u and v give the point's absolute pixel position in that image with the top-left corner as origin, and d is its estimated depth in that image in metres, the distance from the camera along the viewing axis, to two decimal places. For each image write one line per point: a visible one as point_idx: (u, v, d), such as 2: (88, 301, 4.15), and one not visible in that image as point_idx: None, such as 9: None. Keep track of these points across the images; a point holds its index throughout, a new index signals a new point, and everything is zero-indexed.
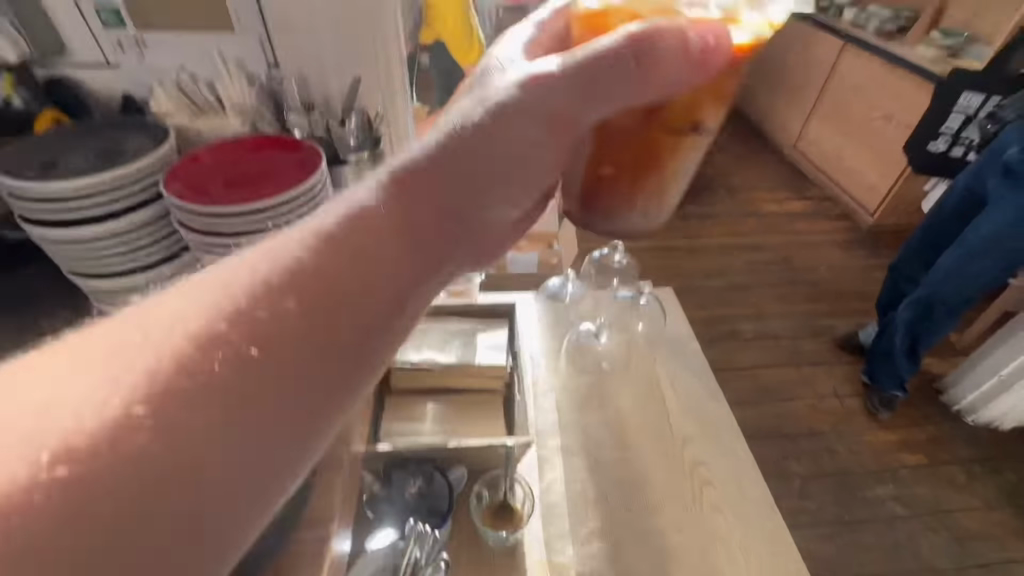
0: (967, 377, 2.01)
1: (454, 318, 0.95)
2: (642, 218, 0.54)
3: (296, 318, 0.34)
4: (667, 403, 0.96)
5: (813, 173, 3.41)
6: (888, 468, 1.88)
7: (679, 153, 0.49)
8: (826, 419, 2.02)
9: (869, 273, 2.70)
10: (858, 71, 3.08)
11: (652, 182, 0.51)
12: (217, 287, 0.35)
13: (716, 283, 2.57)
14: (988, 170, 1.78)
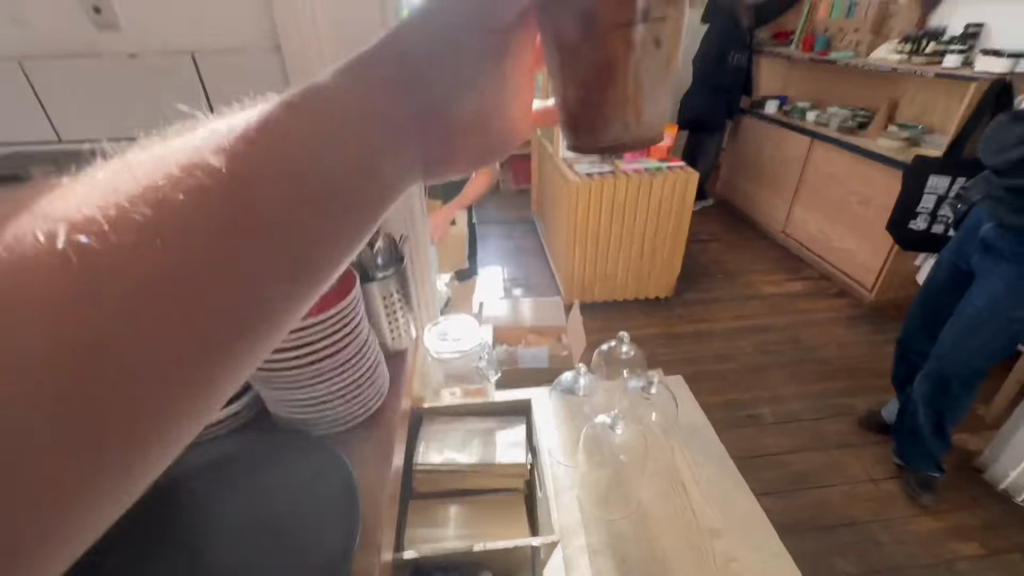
0: (1004, 452, 1.93)
1: (473, 418, 0.99)
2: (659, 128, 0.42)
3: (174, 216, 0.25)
4: (690, 495, 0.95)
5: (806, 255, 3.56)
6: (943, 559, 1.74)
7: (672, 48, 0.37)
8: (865, 506, 1.91)
9: (880, 348, 2.71)
10: (829, 163, 3.35)
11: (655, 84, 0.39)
12: (114, 174, 0.27)
13: (727, 366, 2.58)
14: (969, 245, 1.88)
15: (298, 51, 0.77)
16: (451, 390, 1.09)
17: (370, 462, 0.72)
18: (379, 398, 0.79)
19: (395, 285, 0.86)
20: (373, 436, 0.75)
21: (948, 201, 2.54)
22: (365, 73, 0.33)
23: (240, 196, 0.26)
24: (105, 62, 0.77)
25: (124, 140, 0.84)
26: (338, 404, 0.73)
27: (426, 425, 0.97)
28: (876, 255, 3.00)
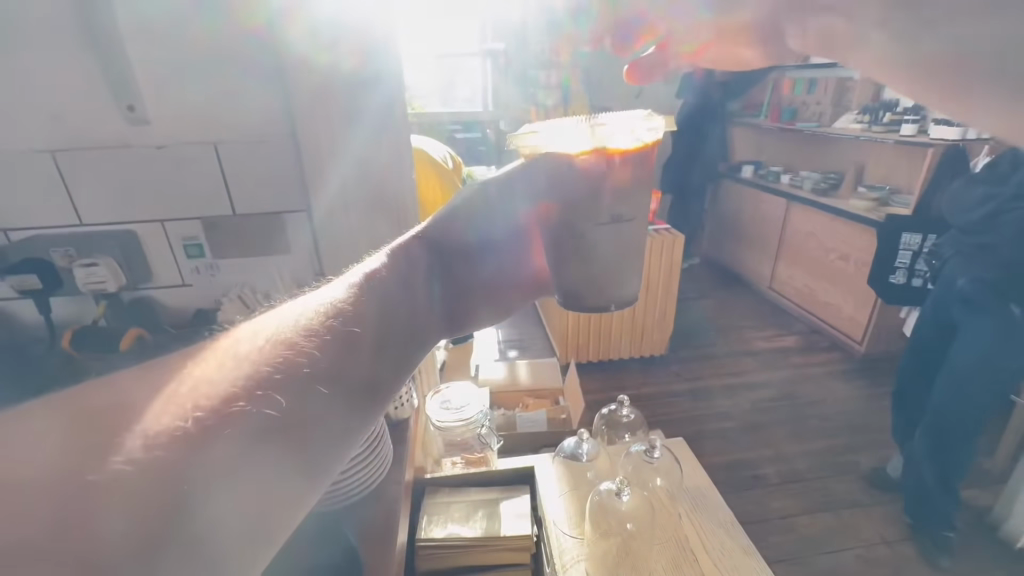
0: (1015, 508, 1.89)
1: (476, 488, 0.98)
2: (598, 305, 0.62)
3: (289, 389, 0.37)
4: (701, 565, 0.92)
5: (794, 310, 3.64)
6: None
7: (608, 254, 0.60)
8: (883, 572, 1.83)
9: (877, 401, 2.71)
10: (806, 221, 3.52)
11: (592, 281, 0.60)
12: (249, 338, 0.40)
13: (728, 424, 2.56)
14: (947, 298, 1.95)
15: (314, 144, 0.85)
16: (453, 459, 1.08)
17: (375, 542, 0.70)
18: (383, 472, 0.78)
19: None
20: (377, 512, 0.74)
21: (923, 256, 2.66)
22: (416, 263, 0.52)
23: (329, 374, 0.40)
24: (134, 152, 0.83)
25: (143, 222, 0.88)
26: (346, 478, 0.72)
27: (429, 498, 0.95)
28: (861, 309, 3.08)
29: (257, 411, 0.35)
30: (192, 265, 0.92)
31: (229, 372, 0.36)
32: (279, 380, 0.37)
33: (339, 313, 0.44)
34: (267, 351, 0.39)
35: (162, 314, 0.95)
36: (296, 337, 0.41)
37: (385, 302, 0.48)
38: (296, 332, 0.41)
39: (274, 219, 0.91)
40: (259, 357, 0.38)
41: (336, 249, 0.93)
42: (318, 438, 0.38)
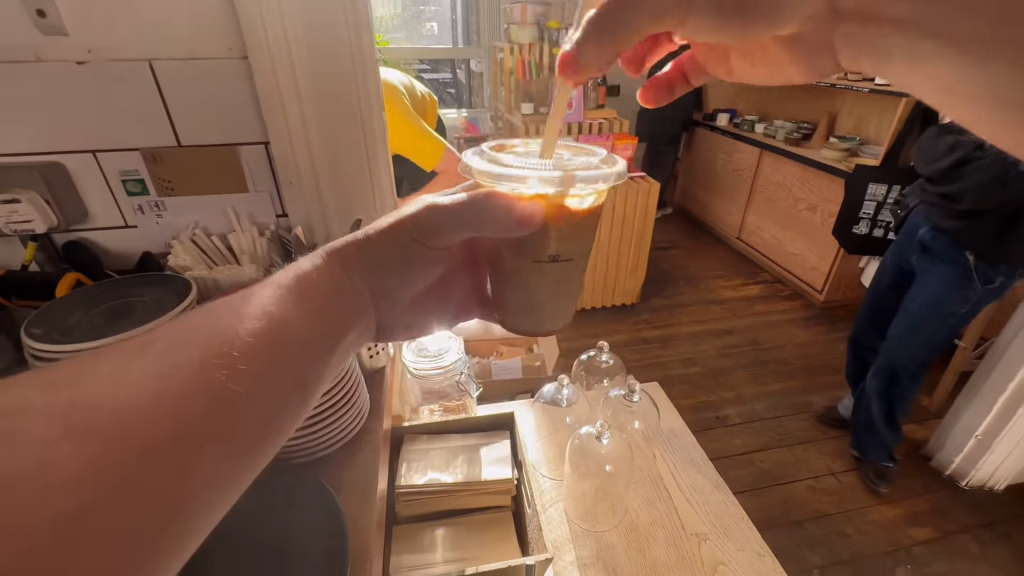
0: (948, 441, 2.07)
1: (456, 435, 0.96)
2: (526, 321, 0.71)
3: (218, 391, 0.39)
4: (674, 499, 0.96)
5: (760, 260, 3.74)
6: (904, 547, 1.83)
7: (547, 274, 0.66)
8: (829, 500, 1.99)
9: (832, 345, 2.86)
10: (778, 171, 3.54)
11: (529, 300, 0.69)
12: (185, 339, 0.41)
13: (694, 369, 2.66)
14: (907, 248, 2.01)
15: (270, 74, 0.75)
16: (431, 407, 1.07)
17: (355, 491, 0.68)
18: (360, 421, 0.75)
19: None
20: (356, 464, 0.72)
21: (887, 206, 2.73)
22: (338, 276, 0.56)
23: (251, 381, 0.42)
24: (51, 68, 0.71)
25: (72, 153, 0.78)
26: (321, 428, 0.69)
27: (407, 446, 0.93)
28: (824, 258, 3.18)
29: (175, 419, 0.36)
30: (134, 203, 0.83)
31: (178, 373, 0.38)
32: (206, 386, 0.39)
33: (261, 324, 0.46)
34: (204, 351, 0.41)
35: (103, 258, 0.87)
36: (218, 348, 0.42)
37: (306, 311, 0.50)
38: (220, 342, 0.42)
39: (228, 152, 0.82)
40: (183, 364, 0.39)
41: (296, 189, 0.85)
42: (257, 427, 0.41)
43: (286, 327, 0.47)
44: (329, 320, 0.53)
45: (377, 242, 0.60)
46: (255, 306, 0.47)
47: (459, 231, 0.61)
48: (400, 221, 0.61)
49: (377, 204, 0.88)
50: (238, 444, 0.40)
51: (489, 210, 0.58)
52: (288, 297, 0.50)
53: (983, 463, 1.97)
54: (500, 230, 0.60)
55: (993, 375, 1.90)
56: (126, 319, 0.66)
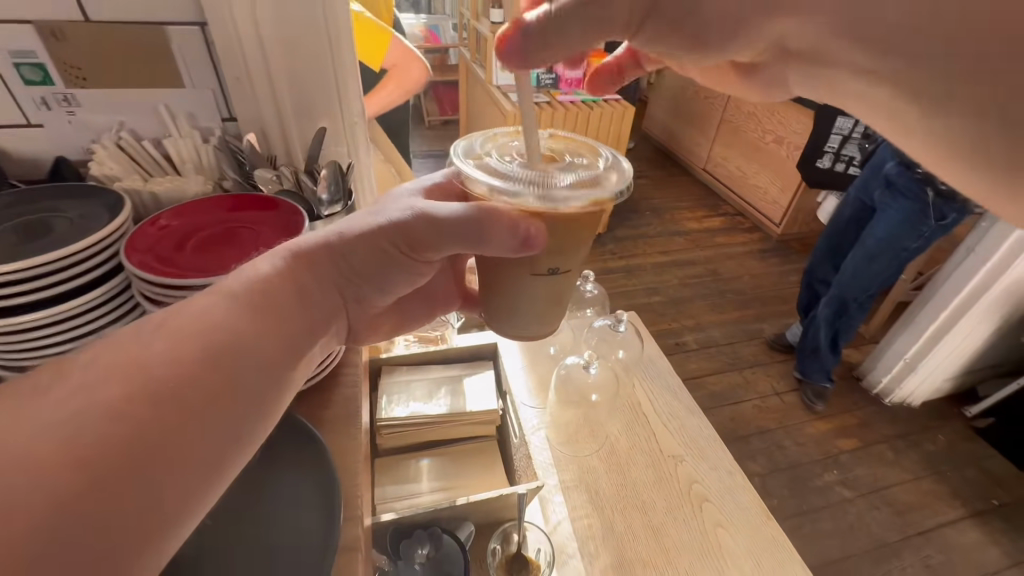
0: (879, 364, 2.26)
1: (437, 365, 0.93)
2: (512, 330, 0.68)
3: (148, 420, 0.34)
4: (651, 423, 0.99)
5: (723, 192, 3.77)
6: (833, 455, 2.04)
7: (543, 285, 0.62)
8: (772, 417, 2.17)
9: (785, 276, 2.99)
10: (749, 100, 3.47)
11: (519, 313, 0.65)
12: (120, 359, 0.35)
13: (657, 299, 2.72)
14: (872, 182, 2.05)
15: None
16: (405, 339, 0.99)
17: (337, 422, 0.64)
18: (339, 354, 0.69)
19: None
20: (335, 397, 0.66)
21: (852, 140, 2.69)
22: (308, 275, 0.48)
23: (192, 402, 0.36)
24: None
25: None
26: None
27: (386, 377, 0.89)
28: (785, 192, 3.24)
29: (91, 451, 0.31)
30: (34, 95, 0.66)
31: (121, 375, 0.34)
32: (139, 416, 0.33)
33: (211, 336, 0.39)
34: (164, 349, 0.37)
35: (3, 163, 0.71)
36: (149, 360, 0.36)
37: (272, 318, 0.43)
38: (156, 363, 0.36)
39: (155, 36, 0.66)
40: (106, 387, 0.34)
41: (243, 85, 0.71)
42: (212, 447, 0.37)
43: (239, 337, 0.40)
44: (302, 327, 0.46)
45: (355, 249, 0.50)
46: (200, 316, 0.40)
47: (451, 245, 0.53)
48: (379, 231, 0.51)
49: (344, 105, 0.75)
50: (205, 460, 0.36)
51: (491, 229, 0.52)
52: (244, 303, 0.42)
53: (906, 383, 2.17)
54: (502, 248, 0.53)
55: (929, 305, 2.03)
56: (39, 242, 0.54)
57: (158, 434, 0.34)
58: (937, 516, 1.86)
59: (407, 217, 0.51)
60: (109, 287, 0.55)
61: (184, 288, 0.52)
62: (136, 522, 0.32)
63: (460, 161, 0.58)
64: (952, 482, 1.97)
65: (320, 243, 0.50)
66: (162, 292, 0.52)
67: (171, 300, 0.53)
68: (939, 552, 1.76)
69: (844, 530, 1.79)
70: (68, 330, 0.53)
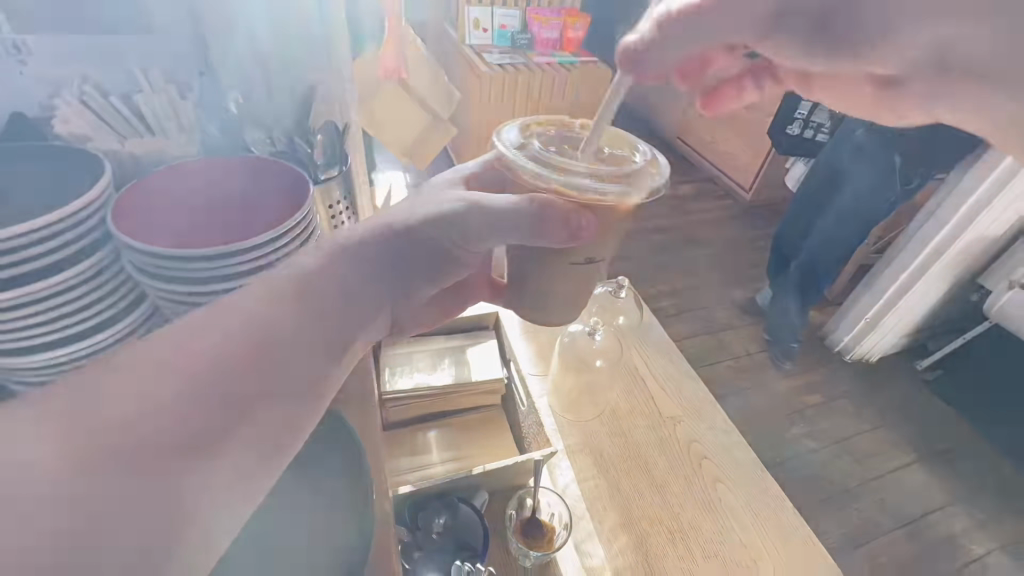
0: (841, 324, 2.38)
1: (438, 336, 0.90)
2: (543, 322, 0.67)
3: (193, 421, 0.33)
4: (650, 387, 1.01)
5: (696, 159, 3.79)
6: (799, 411, 2.14)
7: (579, 279, 0.62)
8: (744, 377, 2.26)
9: (755, 242, 3.07)
10: None
11: (552, 307, 0.65)
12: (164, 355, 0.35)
13: (634, 266, 2.75)
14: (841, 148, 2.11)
15: None
16: None
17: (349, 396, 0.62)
18: None
19: (339, 191, 0.71)
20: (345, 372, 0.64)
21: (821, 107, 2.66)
22: (354, 267, 0.47)
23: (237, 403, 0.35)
24: None
25: None
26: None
27: (388, 350, 0.86)
28: (755, 158, 3.29)
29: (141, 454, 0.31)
30: None
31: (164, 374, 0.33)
32: (186, 418, 0.33)
33: (261, 337, 0.38)
34: (209, 346, 0.36)
35: None
36: (195, 362, 0.35)
37: (318, 314, 0.42)
38: (200, 361, 0.35)
39: None
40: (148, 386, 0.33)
41: (224, 35, 0.64)
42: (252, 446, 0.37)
43: (284, 335, 0.40)
44: (348, 324, 0.45)
45: (394, 245, 0.50)
46: (242, 311, 0.39)
47: (502, 234, 0.53)
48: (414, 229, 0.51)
49: (336, 60, 0.70)
50: (246, 457, 0.36)
51: (545, 221, 0.52)
52: (290, 299, 0.41)
53: (867, 341, 2.30)
54: (553, 241, 0.54)
55: (890, 267, 2.14)
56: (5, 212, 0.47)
57: (200, 430, 0.33)
58: (894, 461, 1.99)
59: (464, 208, 0.52)
60: (83, 267, 0.48)
61: (180, 258, 0.50)
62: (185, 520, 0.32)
63: (509, 149, 0.57)
64: (906, 429, 2.10)
65: (356, 237, 0.49)
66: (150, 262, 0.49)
67: (152, 267, 0.49)
68: (894, 494, 1.88)
69: (810, 477, 1.91)
70: (45, 313, 0.47)
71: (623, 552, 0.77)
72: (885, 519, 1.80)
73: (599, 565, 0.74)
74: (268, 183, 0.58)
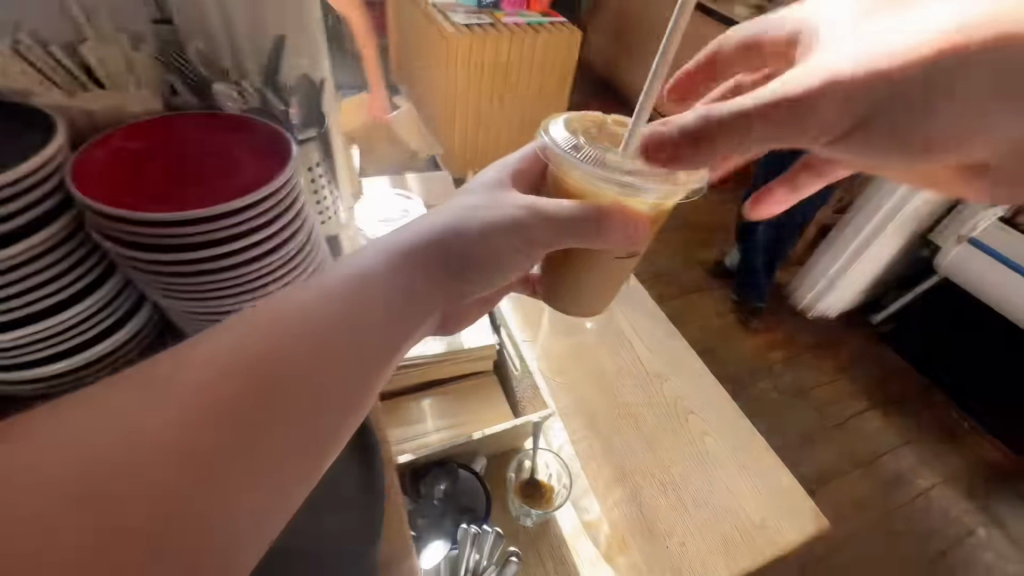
0: (802, 284, 2.48)
1: None
2: (577, 309, 0.71)
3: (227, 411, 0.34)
4: (636, 348, 1.03)
5: None
6: (766, 366, 2.25)
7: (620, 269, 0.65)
8: (713, 337, 2.35)
9: (723, 205, 3.12)
10: None
11: (590, 295, 0.68)
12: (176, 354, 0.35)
13: None
14: None
15: None
16: None
17: None
18: None
19: (317, 155, 0.68)
20: None
21: None
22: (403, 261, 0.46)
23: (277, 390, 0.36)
24: None
25: None
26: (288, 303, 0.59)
27: None
28: None
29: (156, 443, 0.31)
30: None
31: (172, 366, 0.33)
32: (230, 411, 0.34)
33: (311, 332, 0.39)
34: (230, 343, 0.37)
35: None
36: (239, 361, 0.36)
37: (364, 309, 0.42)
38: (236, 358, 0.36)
39: None
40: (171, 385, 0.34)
41: None
42: (302, 442, 0.36)
43: (326, 335, 0.39)
44: (404, 324, 0.45)
45: (425, 256, 0.48)
46: (280, 311, 0.39)
47: (560, 236, 0.53)
48: (437, 238, 0.48)
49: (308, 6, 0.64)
50: (296, 450, 0.36)
51: (606, 225, 0.54)
52: (330, 297, 0.41)
53: (828, 298, 2.41)
54: (613, 235, 0.55)
55: (848, 228, 2.23)
56: None
57: (247, 422, 0.34)
58: (851, 408, 2.13)
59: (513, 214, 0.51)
60: (35, 241, 0.43)
61: (148, 221, 0.45)
62: (221, 519, 0.32)
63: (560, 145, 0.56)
64: (861, 380, 2.24)
65: (385, 247, 0.47)
66: (122, 228, 0.45)
67: (128, 235, 0.46)
68: (851, 440, 2.01)
69: (775, 428, 2.02)
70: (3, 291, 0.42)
71: (619, 505, 0.79)
72: (843, 463, 1.93)
73: (596, 520, 0.77)
74: (240, 136, 0.54)
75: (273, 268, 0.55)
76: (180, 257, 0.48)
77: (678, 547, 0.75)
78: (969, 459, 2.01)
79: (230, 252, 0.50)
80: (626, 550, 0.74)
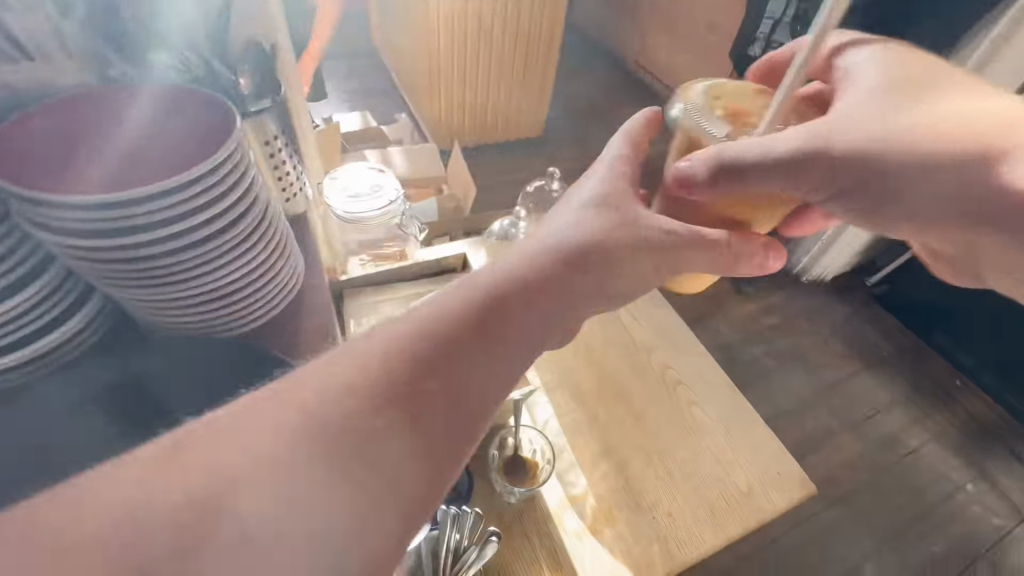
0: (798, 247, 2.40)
1: (402, 283, 0.85)
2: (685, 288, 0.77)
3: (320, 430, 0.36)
4: (623, 320, 1.00)
5: None
6: (760, 332, 2.23)
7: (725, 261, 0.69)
8: (707, 304, 2.31)
9: None
10: None
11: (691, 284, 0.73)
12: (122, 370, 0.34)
13: None
14: None
15: None
16: (359, 259, 0.90)
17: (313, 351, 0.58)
18: (300, 284, 0.61)
19: (273, 125, 0.64)
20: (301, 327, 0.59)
21: None
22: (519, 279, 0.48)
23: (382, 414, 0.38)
24: None
25: None
26: (247, 291, 0.54)
27: (351, 301, 0.81)
28: None
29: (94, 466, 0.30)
30: None
31: None
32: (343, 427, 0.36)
33: (436, 356, 0.41)
34: (324, 383, 0.38)
35: None
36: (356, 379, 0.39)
37: (481, 333, 0.44)
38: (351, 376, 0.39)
39: None
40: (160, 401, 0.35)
41: None
42: (400, 468, 0.37)
43: (450, 361, 0.41)
44: (527, 348, 0.46)
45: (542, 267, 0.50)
46: (398, 336, 0.41)
47: (670, 252, 0.55)
48: (562, 246, 0.52)
49: None
50: (390, 475, 0.37)
51: (712, 253, 0.57)
52: (451, 317, 0.43)
53: (824, 260, 2.35)
54: (708, 259, 0.58)
55: None
56: None
57: (351, 440, 0.36)
58: (844, 370, 2.13)
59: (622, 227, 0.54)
60: None
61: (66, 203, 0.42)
62: (288, 531, 0.33)
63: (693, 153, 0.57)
64: (855, 341, 2.23)
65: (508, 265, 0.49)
66: (46, 213, 0.42)
67: (55, 220, 0.43)
68: (843, 402, 2.02)
69: (768, 393, 2.02)
70: None
71: (604, 478, 0.78)
72: (834, 424, 1.95)
73: (581, 493, 0.76)
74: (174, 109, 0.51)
75: (221, 254, 0.51)
76: (116, 245, 0.45)
77: (665, 519, 0.75)
78: (960, 416, 2.02)
79: (173, 236, 0.47)
80: (611, 523, 0.74)
